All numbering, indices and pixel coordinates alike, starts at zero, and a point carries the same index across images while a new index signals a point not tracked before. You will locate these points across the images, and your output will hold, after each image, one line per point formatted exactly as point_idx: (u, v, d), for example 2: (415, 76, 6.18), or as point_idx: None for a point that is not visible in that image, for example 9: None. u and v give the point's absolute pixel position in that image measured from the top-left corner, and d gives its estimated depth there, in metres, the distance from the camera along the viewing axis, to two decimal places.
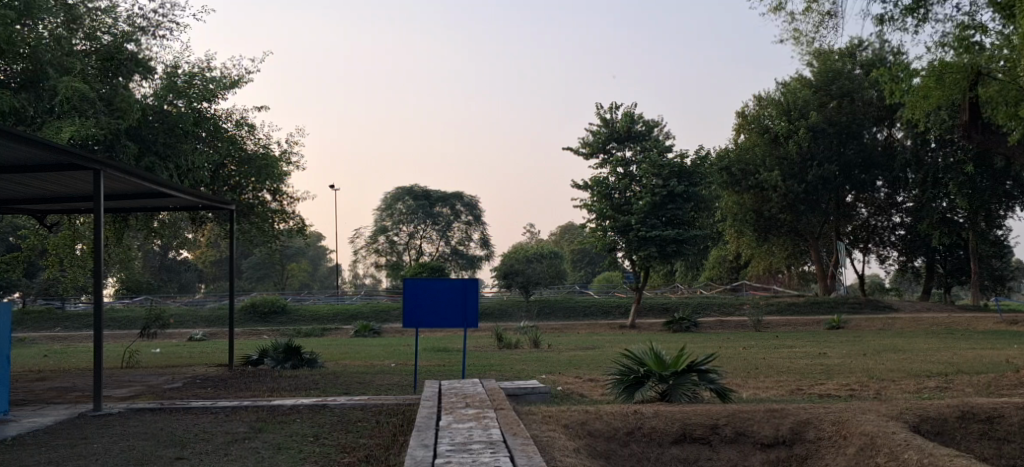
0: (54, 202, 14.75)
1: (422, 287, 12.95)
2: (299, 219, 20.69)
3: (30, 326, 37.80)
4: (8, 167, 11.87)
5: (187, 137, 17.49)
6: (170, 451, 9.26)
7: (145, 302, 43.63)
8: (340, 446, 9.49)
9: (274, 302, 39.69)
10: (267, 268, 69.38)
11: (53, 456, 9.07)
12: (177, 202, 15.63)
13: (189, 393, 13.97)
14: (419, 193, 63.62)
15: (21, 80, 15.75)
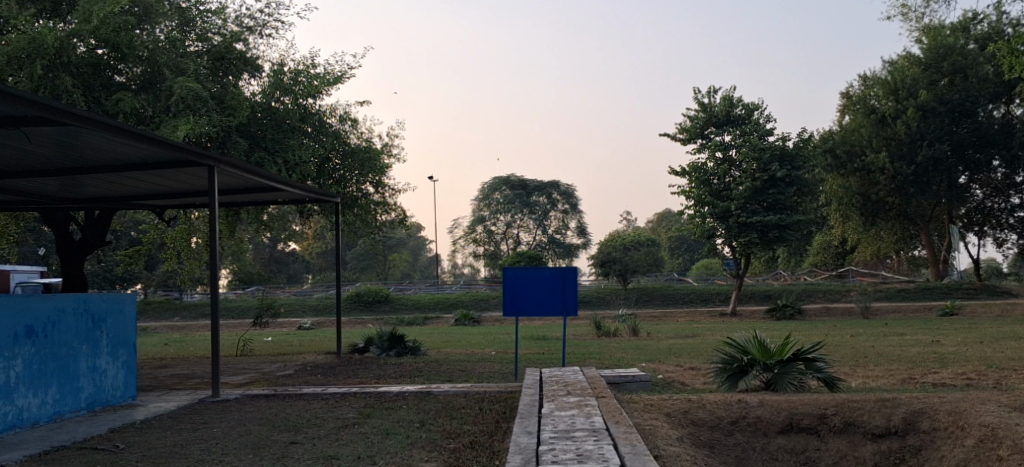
0: (171, 197, 15.43)
1: (522, 276, 13.10)
2: (401, 210, 21.16)
3: (151, 315, 39.66)
4: (130, 165, 12.46)
5: (294, 132, 18.16)
6: (284, 436, 9.62)
7: (257, 292, 45.24)
8: (445, 431, 9.71)
9: (377, 292, 40.58)
10: (370, 259, 70.93)
11: (177, 440, 9.55)
12: (286, 196, 16.17)
13: (300, 380, 14.50)
14: (516, 183, 63.84)
15: (139, 81, 16.48)
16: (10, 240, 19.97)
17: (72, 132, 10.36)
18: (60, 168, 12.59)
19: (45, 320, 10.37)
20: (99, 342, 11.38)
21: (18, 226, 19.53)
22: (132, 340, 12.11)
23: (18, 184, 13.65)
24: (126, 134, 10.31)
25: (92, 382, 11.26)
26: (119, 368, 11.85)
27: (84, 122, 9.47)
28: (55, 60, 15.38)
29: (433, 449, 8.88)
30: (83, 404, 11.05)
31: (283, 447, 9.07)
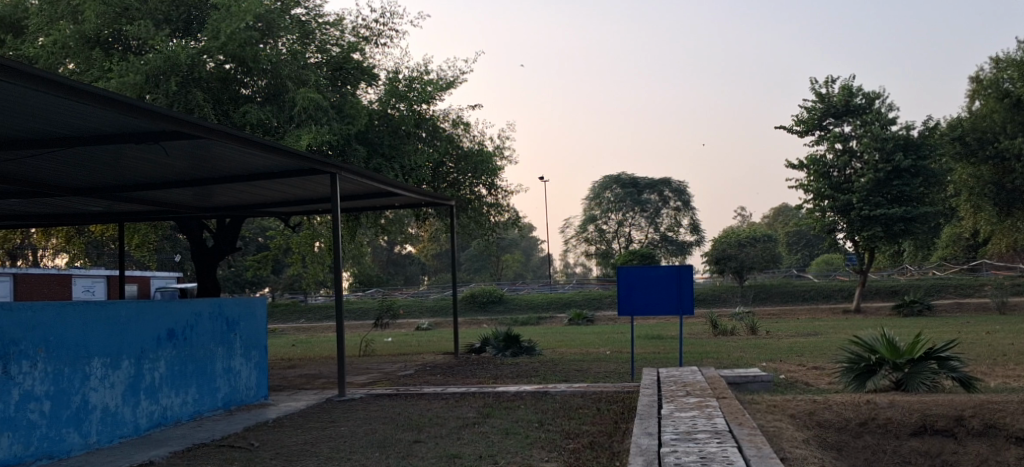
0: (296, 204, 15.98)
1: (636, 275, 13.05)
2: (514, 212, 21.31)
3: (278, 317, 41.16)
4: (258, 174, 12.97)
5: (410, 138, 18.55)
6: (408, 434, 9.84)
7: (376, 294, 46.37)
8: (564, 432, 9.75)
9: (491, 293, 41.00)
10: (484, 260, 71.74)
11: (307, 438, 9.91)
12: (403, 200, 16.54)
13: (421, 380, 14.80)
14: (627, 182, 63.55)
15: (264, 94, 17.14)
16: (148, 248, 21.06)
17: (203, 145, 10.84)
18: (193, 179, 13.20)
19: (185, 323, 10.91)
20: (233, 344, 11.90)
21: (156, 235, 20.59)
22: (263, 342, 12.63)
23: (155, 195, 14.38)
24: (254, 145, 10.72)
25: (228, 382, 11.78)
26: (252, 369, 12.39)
27: (215, 134, 9.90)
28: (187, 76, 16.12)
29: (553, 449, 8.92)
30: (220, 403, 11.57)
31: (407, 445, 9.28)
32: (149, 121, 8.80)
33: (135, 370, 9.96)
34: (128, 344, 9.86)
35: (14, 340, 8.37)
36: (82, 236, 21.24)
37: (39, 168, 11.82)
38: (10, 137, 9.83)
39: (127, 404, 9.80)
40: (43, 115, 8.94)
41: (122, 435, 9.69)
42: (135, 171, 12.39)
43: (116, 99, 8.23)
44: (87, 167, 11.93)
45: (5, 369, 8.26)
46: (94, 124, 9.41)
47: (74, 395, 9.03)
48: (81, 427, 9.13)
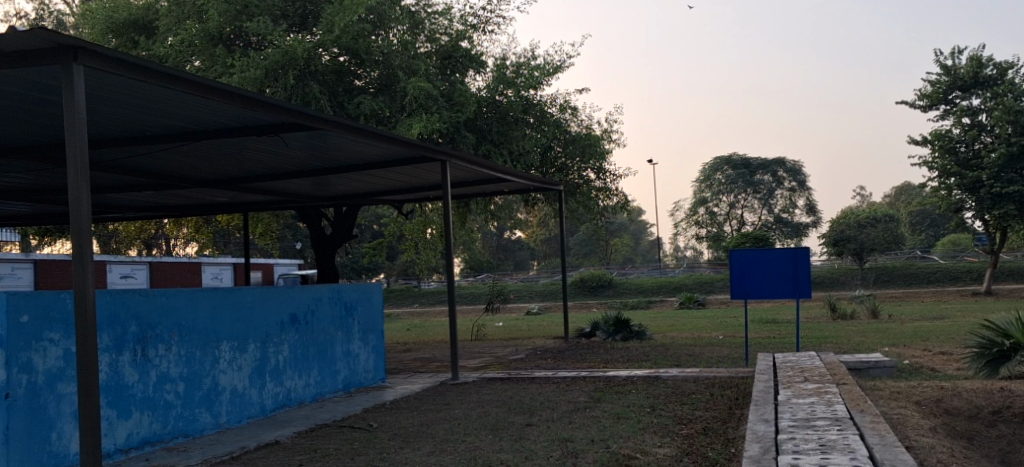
0: (409, 191, 16.33)
1: (750, 258, 12.83)
2: (623, 196, 21.19)
3: (393, 302, 42.14)
4: (372, 163, 13.32)
5: (518, 124, 18.64)
6: (520, 418, 9.99)
7: (487, 279, 46.91)
8: (677, 417, 9.73)
9: (601, 277, 40.97)
10: (594, 244, 71.65)
11: (424, 420, 10.18)
12: (513, 185, 16.70)
13: (532, 364, 14.97)
14: (739, 163, 62.41)
15: (376, 84, 17.64)
16: (271, 236, 21.89)
17: (321, 136, 11.18)
18: (310, 169, 13.65)
19: (306, 308, 11.33)
20: (351, 328, 12.33)
21: (278, 224, 21.38)
22: (379, 326, 13.03)
23: (275, 185, 14.93)
24: (367, 134, 10.98)
25: (347, 365, 12.20)
26: (370, 352, 12.80)
27: (331, 125, 10.19)
28: (304, 69, 16.65)
29: (666, 434, 8.88)
30: (340, 385, 12.00)
31: (520, 428, 9.42)
32: (269, 113, 9.13)
33: (261, 353, 10.41)
34: (253, 328, 10.32)
35: (151, 324, 8.85)
36: (210, 225, 22.24)
37: (168, 162, 12.43)
38: (142, 133, 10.36)
39: (253, 385, 10.27)
40: (171, 111, 9.38)
41: (249, 415, 10.17)
42: (256, 162, 12.89)
43: (239, 93, 8.56)
44: (212, 160, 12.47)
45: (143, 352, 8.74)
46: (218, 118, 9.83)
47: (205, 377, 9.52)
48: (212, 407, 9.60)
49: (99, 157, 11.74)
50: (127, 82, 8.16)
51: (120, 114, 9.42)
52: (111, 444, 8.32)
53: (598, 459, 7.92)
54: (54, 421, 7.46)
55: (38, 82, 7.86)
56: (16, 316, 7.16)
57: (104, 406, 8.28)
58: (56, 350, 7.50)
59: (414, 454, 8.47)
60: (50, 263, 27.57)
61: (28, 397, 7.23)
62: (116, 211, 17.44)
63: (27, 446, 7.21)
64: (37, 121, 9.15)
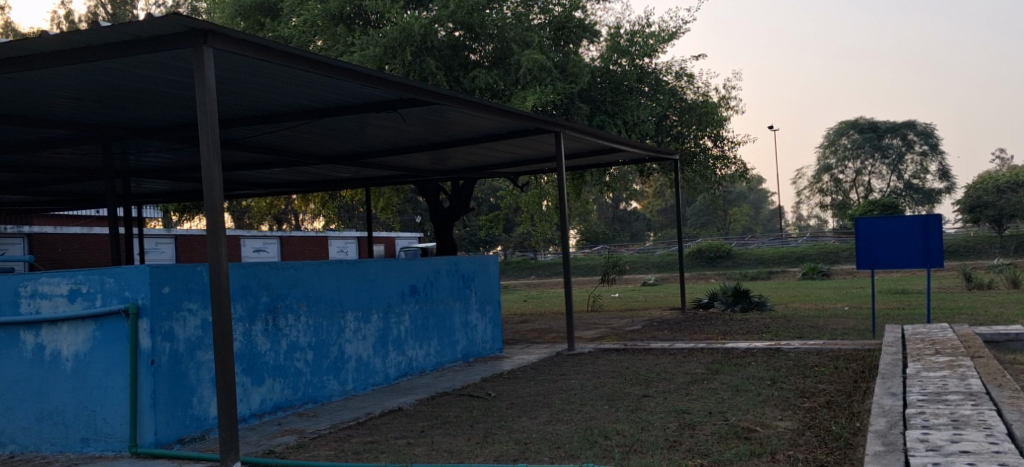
0: (524, 163, 16.45)
1: (877, 226, 12.45)
2: (741, 164, 20.78)
3: (510, 274, 42.60)
4: (487, 135, 13.47)
5: (632, 93, 18.47)
6: (636, 389, 10.03)
7: (604, 251, 46.87)
8: (799, 390, 9.59)
9: (719, 248, 40.37)
10: (712, 214, 70.61)
11: (541, 389, 10.34)
12: (628, 156, 16.61)
13: (649, 335, 14.96)
14: (866, 127, 60.69)
15: (491, 58, 17.76)
16: (392, 211, 22.47)
17: (437, 110, 11.39)
18: (427, 143, 13.92)
19: (425, 279, 11.64)
20: (469, 299, 12.62)
21: (398, 198, 21.92)
22: (495, 296, 13.31)
23: (394, 160, 15.29)
24: (482, 107, 11.13)
25: (466, 335, 12.50)
26: (487, 323, 13.09)
27: (447, 99, 10.36)
28: (420, 45, 16.96)
29: (787, 408, 8.76)
30: (459, 355, 12.30)
31: (637, 399, 9.45)
32: (387, 89, 9.35)
33: (384, 323, 10.76)
34: (376, 299, 10.67)
35: (281, 295, 9.26)
36: (335, 200, 22.96)
37: (293, 139, 12.87)
38: (267, 111, 10.77)
39: (377, 354, 10.64)
40: (293, 89, 9.71)
41: (374, 383, 10.56)
42: (375, 138, 13.22)
43: (359, 71, 8.79)
44: (335, 136, 12.86)
45: (274, 321, 9.16)
46: (339, 95, 10.13)
47: (332, 346, 9.91)
48: (339, 374, 10.01)
49: (229, 136, 12.26)
50: (253, 62, 8.49)
51: (247, 93, 9.81)
52: (247, 409, 8.78)
53: (717, 431, 7.89)
54: (195, 386, 7.95)
55: (172, 65, 8.26)
56: (158, 287, 7.60)
57: (240, 373, 8.70)
58: (195, 320, 7.97)
59: (531, 422, 8.62)
60: (189, 237, 29.01)
61: (171, 364, 7.70)
62: (247, 187, 18.19)
63: (173, 409, 7.70)
64: (170, 102, 9.62)
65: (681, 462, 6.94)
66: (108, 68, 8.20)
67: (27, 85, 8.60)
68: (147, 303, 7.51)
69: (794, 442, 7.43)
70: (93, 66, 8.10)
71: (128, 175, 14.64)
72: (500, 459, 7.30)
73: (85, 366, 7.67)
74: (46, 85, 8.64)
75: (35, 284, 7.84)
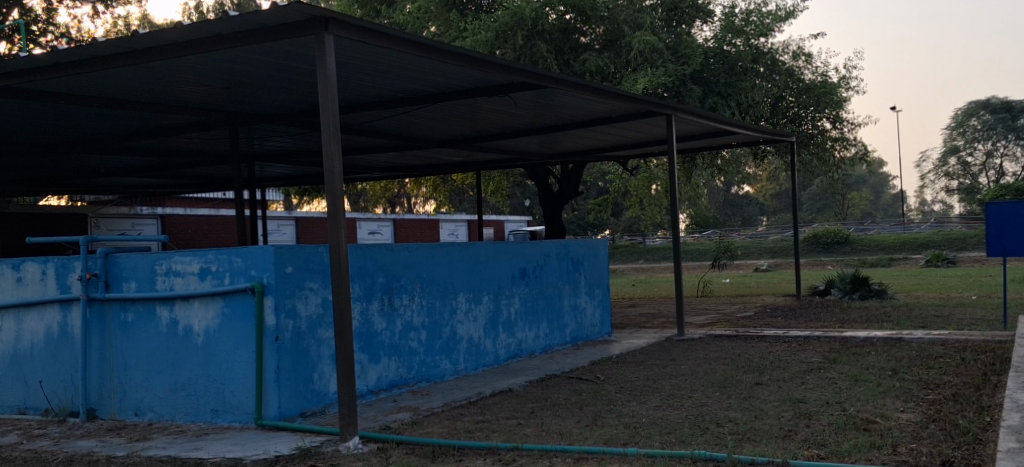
0: (635, 147, 16.35)
1: (1009, 211, 11.89)
2: (861, 147, 20.17)
3: (619, 258, 42.39)
4: (596, 119, 13.45)
5: (747, 74, 18.07)
6: (749, 377, 9.90)
7: (714, 236, 46.10)
8: (922, 381, 9.30)
9: (837, 233, 39.24)
10: (829, 199, 68.63)
11: (651, 374, 10.32)
12: (742, 138, 16.32)
13: (762, 322, 14.71)
14: (999, 106, 57.80)
15: (602, 40, 17.75)
16: (503, 195, 22.69)
17: (548, 94, 11.44)
18: (538, 127, 13.99)
19: (536, 263, 11.76)
20: (578, 282, 12.69)
21: (508, 182, 22.14)
22: (605, 280, 13.35)
23: (505, 144, 15.41)
24: (593, 91, 11.12)
25: (575, 318, 12.58)
26: (596, 306, 13.14)
27: (558, 83, 10.41)
28: (532, 29, 17.08)
29: (910, 399, 8.51)
30: (569, 338, 12.38)
31: (750, 387, 9.34)
32: (499, 74, 9.46)
33: (494, 305, 10.93)
34: (487, 281, 10.84)
35: (396, 276, 9.50)
36: (447, 183, 23.31)
37: (408, 123, 13.14)
38: (383, 96, 11.03)
39: (488, 336, 10.80)
40: (408, 74, 9.91)
41: (485, 364, 10.73)
42: (487, 122, 13.38)
43: (472, 56, 8.93)
44: (447, 121, 13.05)
45: (390, 302, 9.40)
46: (451, 79, 10.28)
47: (445, 327, 10.12)
48: (451, 355, 10.21)
49: (347, 121, 12.59)
50: (371, 49, 8.71)
51: (365, 79, 10.07)
52: (364, 385, 9.05)
53: (835, 421, 7.73)
54: (316, 363, 8.29)
55: (294, 52, 8.54)
56: (282, 267, 7.92)
57: (357, 350, 8.98)
58: (316, 298, 8.29)
59: (641, 407, 8.63)
60: (308, 220, 29.91)
61: (293, 340, 8.03)
62: (363, 171, 18.65)
63: (295, 384, 8.04)
64: (292, 88, 9.95)
65: (797, 452, 6.82)
66: (236, 57, 8.54)
67: (162, 74, 9.02)
68: (272, 283, 7.84)
69: (917, 435, 7.22)
70: (221, 54, 8.43)
71: (252, 159, 15.20)
72: (611, 443, 7.33)
73: (216, 340, 8.03)
74: (177, 73, 9.04)
75: (168, 262, 8.23)
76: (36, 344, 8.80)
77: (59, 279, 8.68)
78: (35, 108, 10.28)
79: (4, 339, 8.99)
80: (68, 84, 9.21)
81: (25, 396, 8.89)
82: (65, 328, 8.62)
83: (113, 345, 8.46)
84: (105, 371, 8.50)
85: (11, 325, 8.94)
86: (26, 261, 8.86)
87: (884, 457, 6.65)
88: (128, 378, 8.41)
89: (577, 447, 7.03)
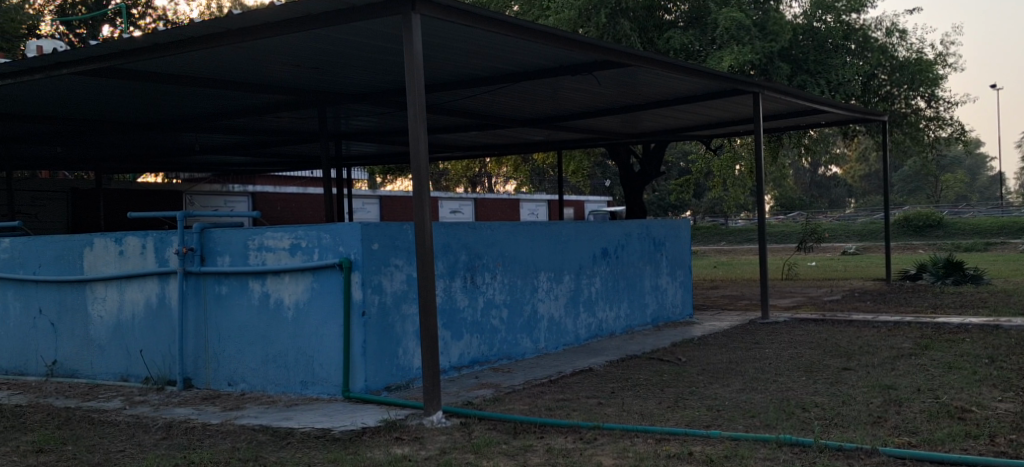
0: (720, 126, 16.11)
1: None
2: (958, 127, 19.45)
3: (700, 240, 41.93)
4: (679, 97, 13.28)
5: (838, 51, 17.66)
6: (836, 361, 9.72)
7: (800, 218, 45.17)
8: (1020, 370, 8.99)
9: (929, 217, 38.03)
10: (921, 180, 66.59)
11: (733, 357, 10.21)
12: (832, 117, 15.94)
13: (849, 306, 14.42)
14: None
15: (686, 18, 17.58)
16: (584, 175, 22.62)
17: (630, 73, 11.35)
18: (621, 106, 13.90)
19: (617, 243, 11.74)
20: (660, 263, 12.62)
21: (589, 162, 22.07)
22: (687, 261, 13.26)
23: (587, 123, 15.37)
24: (677, 69, 10.99)
25: (656, 299, 12.52)
26: (678, 287, 13.06)
27: (641, 60, 10.31)
28: (615, 7, 16.90)
29: (1007, 389, 8.24)
30: (649, 318, 12.34)
31: (837, 372, 9.17)
32: (582, 51, 9.42)
33: (575, 284, 10.95)
34: (569, 260, 10.86)
35: (479, 254, 9.58)
36: (527, 163, 23.34)
37: (491, 103, 13.19)
38: (467, 75, 11.11)
39: (569, 315, 10.84)
40: (492, 53, 9.94)
41: (565, 343, 10.77)
42: (569, 101, 13.35)
43: (553, 33, 8.90)
44: (531, 100, 13.06)
45: (472, 279, 9.49)
46: (534, 58, 10.27)
47: (526, 304, 10.18)
48: (532, 333, 10.27)
49: (431, 100, 12.71)
50: (456, 28, 8.76)
51: (449, 58, 10.13)
52: (447, 362, 9.18)
53: (927, 409, 7.54)
54: (400, 338, 8.43)
55: (380, 32, 8.65)
56: (368, 244, 8.07)
57: (441, 327, 9.09)
58: (401, 275, 8.43)
59: (724, 390, 8.56)
60: (392, 199, 30.38)
61: (379, 316, 8.19)
62: (446, 150, 18.81)
63: (380, 358, 8.21)
64: (379, 68, 10.08)
65: (887, 439, 6.69)
66: (326, 37, 8.69)
67: (252, 54, 9.23)
68: (359, 258, 8.00)
69: (1016, 425, 7.01)
70: (309, 35, 8.59)
71: (339, 138, 15.46)
72: (693, 425, 7.30)
73: (307, 314, 8.24)
74: (268, 53, 9.24)
75: (260, 238, 8.46)
76: (137, 314, 9.14)
77: (158, 253, 8.98)
78: (134, 87, 10.63)
79: (107, 310, 9.35)
80: (165, 65, 9.49)
81: (127, 364, 9.25)
82: (164, 300, 8.94)
83: (209, 317, 8.74)
84: (201, 341, 8.80)
85: (114, 296, 9.30)
86: (128, 235, 9.18)
87: (980, 447, 6.48)
88: (222, 349, 8.69)
89: (659, 428, 7.02)
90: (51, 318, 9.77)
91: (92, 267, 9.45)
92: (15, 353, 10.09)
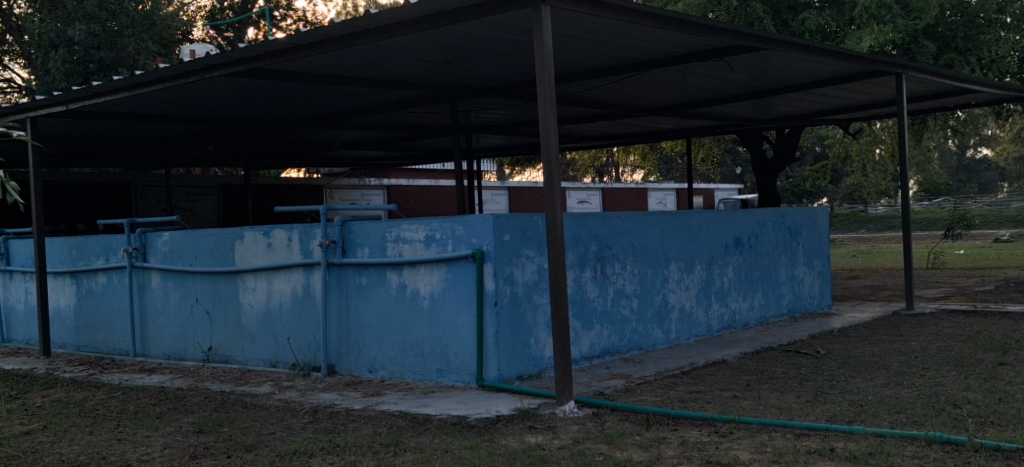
0: (859, 109, 15.55)
1: None
2: None
3: (837, 227, 40.56)
4: (816, 80, 12.90)
5: (990, 25, 16.71)
6: (990, 356, 9.27)
7: (946, 204, 43.06)
8: None
9: None
10: None
11: (876, 350, 9.87)
12: (983, 97, 15.16)
13: (1003, 296, 13.70)
14: None
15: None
16: (714, 162, 22.23)
17: (763, 57, 11.09)
18: (754, 91, 13.60)
19: (750, 232, 11.52)
20: (796, 253, 12.31)
21: (720, 148, 21.67)
22: (825, 251, 12.90)
23: (718, 109, 15.10)
24: (812, 51, 10.68)
25: (792, 289, 12.23)
26: (815, 277, 12.73)
27: (773, 43, 10.07)
28: None
29: None
30: (785, 309, 12.07)
31: (991, 367, 8.75)
32: (711, 36, 9.27)
33: (707, 274, 10.81)
34: (700, 250, 10.73)
35: (610, 244, 9.58)
36: (656, 151, 23.09)
37: (620, 92, 13.13)
38: (595, 65, 11.10)
39: (700, 305, 10.71)
40: (621, 42, 9.90)
41: (697, 334, 10.66)
42: (700, 87, 13.16)
43: (681, 19, 8.79)
44: (660, 87, 12.94)
45: (603, 270, 9.49)
46: (663, 45, 10.18)
47: (656, 294, 10.12)
48: (663, 324, 10.21)
49: (561, 91, 12.77)
50: (584, 18, 8.76)
51: (577, 48, 10.16)
52: (578, 352, 9.23)
53: None
54: (532, 328, 8.53)
55: (510, 25, 8.75)
56: (500, 235, 8.19)
57: (572, 317, 9.15)
58: (532, 266, 8.53)
59: (867, 384, 8.29)
60: (521, 189, 30.63)
61: (511, 306, 8.31)
62: (574, 140, 18.83)
63: (513, 348, 8.33)
64: (508, 61, 10.19)
65: None
66: (456, 32, 8.85)
67: (386, 51, 9.49)
68: (492, 250, 8.13)
69: None
70: (441, 30, 8.78)
71: (469, 131, 15.71)
72: (833, 420, 7.11)
73: (442, 304, 8.44)
74: (402, 50, 9.48)
75: (397, 230, 8.71)
76: (284, 303, 9.56)
77: (302, 245, 9.37)
78: (277, 86, 11.09)
79: (257, 299, 9.82)
80: (305, 64, 9.84)
81: (275, 351, 9.69)
82: (309, 290, 9.33)
83: (350, 307, 9.07)
84: (342, 330, 9.13)
85: (262, 286, 9.75)
86: (275, 228, 9.61)
87: None
88: (363, 337, 8.99)
89: (798, 423, 6.88)
90: (207, 307, 10.33)
91: (243, 259, 9.94)
92: (175, 340, 10.71)
